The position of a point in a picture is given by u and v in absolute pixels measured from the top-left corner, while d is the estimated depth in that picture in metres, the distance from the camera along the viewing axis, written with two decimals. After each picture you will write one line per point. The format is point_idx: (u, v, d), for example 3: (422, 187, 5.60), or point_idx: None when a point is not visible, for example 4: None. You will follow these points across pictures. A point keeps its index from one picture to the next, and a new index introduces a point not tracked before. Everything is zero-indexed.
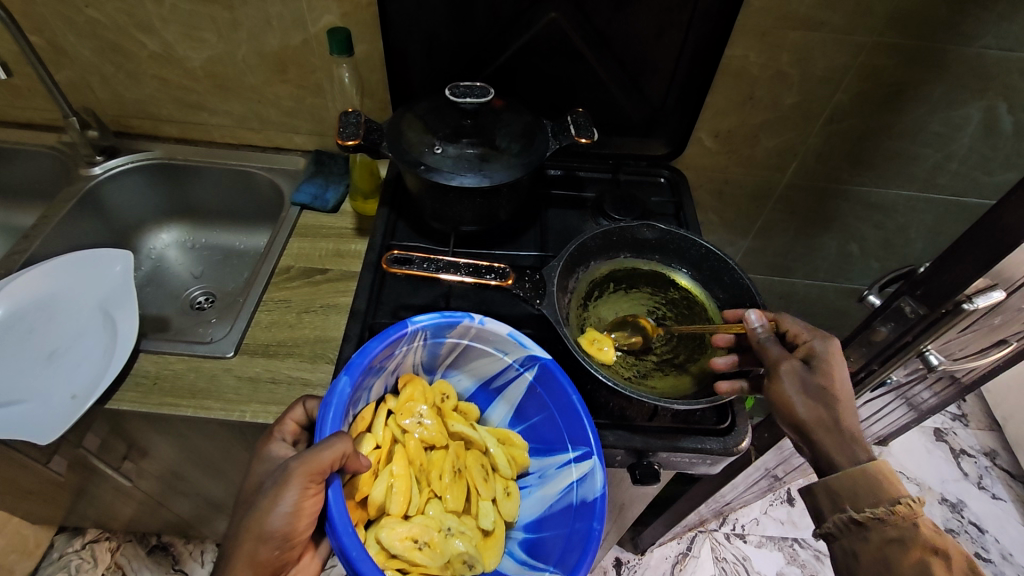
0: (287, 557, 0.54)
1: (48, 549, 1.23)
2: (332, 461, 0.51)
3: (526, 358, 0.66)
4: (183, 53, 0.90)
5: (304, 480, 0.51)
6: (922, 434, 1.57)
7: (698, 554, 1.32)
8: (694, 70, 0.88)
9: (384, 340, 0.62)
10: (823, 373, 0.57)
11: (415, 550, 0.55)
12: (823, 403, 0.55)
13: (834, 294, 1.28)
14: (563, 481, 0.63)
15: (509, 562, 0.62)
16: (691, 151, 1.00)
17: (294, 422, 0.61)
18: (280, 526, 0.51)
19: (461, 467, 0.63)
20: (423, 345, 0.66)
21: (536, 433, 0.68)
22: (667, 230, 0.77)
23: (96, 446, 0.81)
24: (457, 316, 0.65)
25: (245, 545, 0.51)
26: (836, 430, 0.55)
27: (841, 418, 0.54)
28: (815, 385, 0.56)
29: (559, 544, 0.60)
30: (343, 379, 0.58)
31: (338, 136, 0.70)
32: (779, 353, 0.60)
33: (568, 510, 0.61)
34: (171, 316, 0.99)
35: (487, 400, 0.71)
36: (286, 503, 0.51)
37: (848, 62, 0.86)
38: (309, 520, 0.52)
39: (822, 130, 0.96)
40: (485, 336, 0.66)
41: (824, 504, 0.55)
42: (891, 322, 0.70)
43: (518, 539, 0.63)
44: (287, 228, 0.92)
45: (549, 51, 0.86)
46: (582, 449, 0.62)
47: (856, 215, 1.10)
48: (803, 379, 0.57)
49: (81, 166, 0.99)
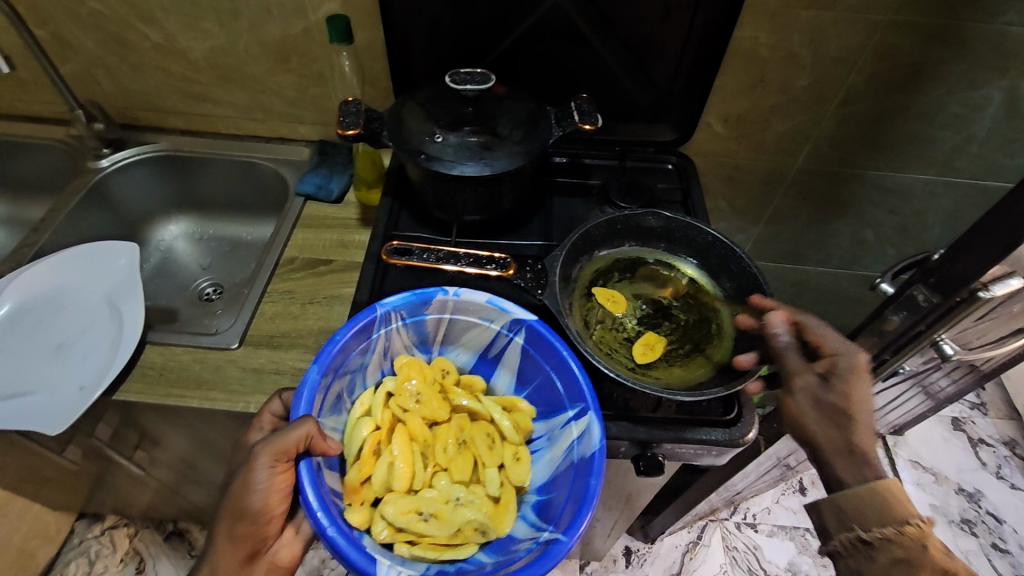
0: (266, 533, 0.54)
1: (69, 535, 1.26)
2: (296, 442, 0.52)
3: (512, 323, 0.65)
4: (185, 44, 0.90)
5: (270, 460, 0.51)
6: (939, 422, 1.54)
7: (708, 543, 1.31)
8: (702, 53, 0.85)
9: (355, 326, 0.62)
10: (840, 393, 0.55)
11: (419, 521, 0.55)
12: (838, 426, 0.54)
13: (849, 282, 1.25)
14: (566, 441, 0.62)
15: (521, 526, 0.60)
16: (699, 136, 0.98)
17: (271, 415, 0.61)
18: (255, 503, 0.52)
19: (466, 438, 0.62)
20: (404, 326, 0.66)
21: (542, 396, 0.66)
22: (672, 217, 0.76)
23: (108, 436, 0.82)
24: (429, 292, 0.65)
25: (224, 519, 0.53)
26: (848, 453, 0.54)
27: (853, 440, 0.54)
28: (829, 406, 0.55)
29: (562, 504, 0.58)
30: (312, 370, 0.58)
31: (338, 126, 0.70)
32: (799, 365, 0.58)
33: (571, 470, 0.60)
34: (179, 308, 1.00)
35: (489, 370, 0.70)
36: (258, 481, 0.52)
37: (863, 41, 0.83)
38: (281, 496, 0.54)
39: (835, 113, 0.93)
40: (465, 308, 0.66)
41: (830, 521, 0.54)
42: (904, 311, 0.68)
43: (531, 503, 0.62)
44: (291, 219, 0.92)
45: (553, 35, 0.84)
46: (580, 406, 0.62)
47: (870, 199, 1.07)
48: (818, 398, 0.56)
49: (89, 159, 1.00)
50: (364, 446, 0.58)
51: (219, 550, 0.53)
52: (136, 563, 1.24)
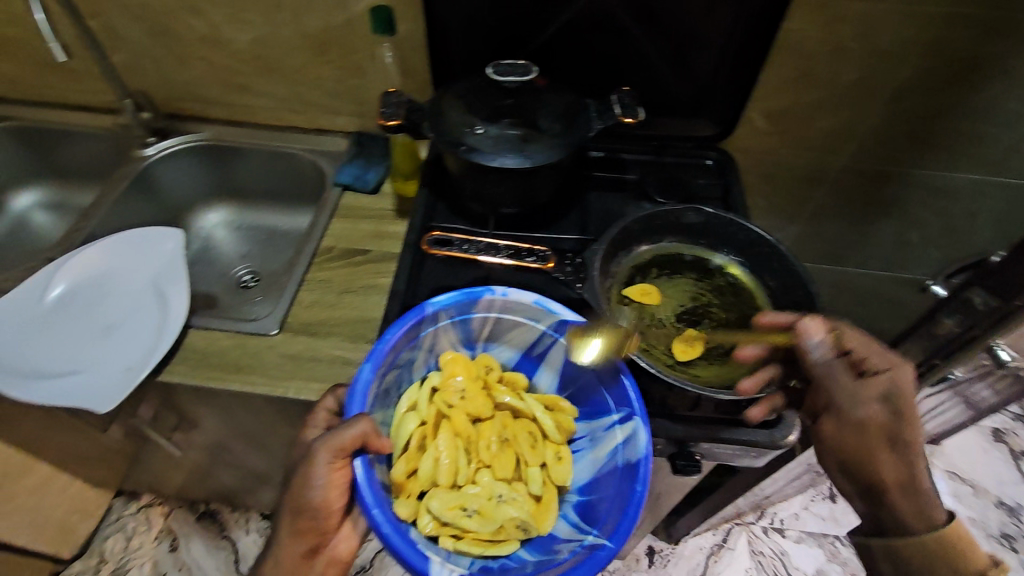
0: (326, 528, 0.56)
1: (107, 511, 1.31)
2: (352, 440, 0.52)
3: (558, 324, 0.65)
4: (230, 35, 0.92)
5: (329, 457, 0.52)
6: (979, 433, 1.48)
7: (733, 546, 1.29)
8: (747, 45, 0.83)
9: (404, 326, 0.62)
10: (907, 423, 0.56)
11: (464, 517, 0.56)
12: (902, 458, 0.55)
13: (890, 285, 1.21)
14: (610, 444, 0.62)
15: (562, 525, 0.60)
16: (740, 132, 0.96)
17: (325, 410, 0.62)
18: (315, 498, 0.53)
19: (509, 436, 0.62)
20: (452, 323, 0.66)
21: (585, 396, 0.66)
22: (714, 213, 0.74)
23: (149, 416, 0.85)
24: (478, 290, 0.65)
25: (286, 513, 0.55)
26: (910, 491, 0.56)
27: (915, 476, 0.55)
28: (899, 438, 0.55)
29: (606, 506, 0.58)
30: (366, 368, 0.59)
31: (380, 116, 0.72)
32: (851, 389, 0.57)
33: (615, 473, 0.60)
34: (219, 294, 1.02)
35: (532, 367, 0.69)
36: (317, 477, 0.52)
37: (917, 35, 0.80)
38: (340, 492, 0.54)
39: (884, 109, 0.90)
40: (512, 307, 0.65)
41: (884, 565, 0.57)
42: (957, 314, 0.66)
43: (572, 503, 0.62)
44: (328, 209, 0.93)
45: (594, 27, 0.83)
46: (625, 411, 0.61)
47: (917, 200, 1.03)
48: (888, 431, 0.56)
49: (135, 147, 1.03)
50: (410, 442, 0.59)
51: (285, 540, 0.55)
52: (170, 541, 1.28)
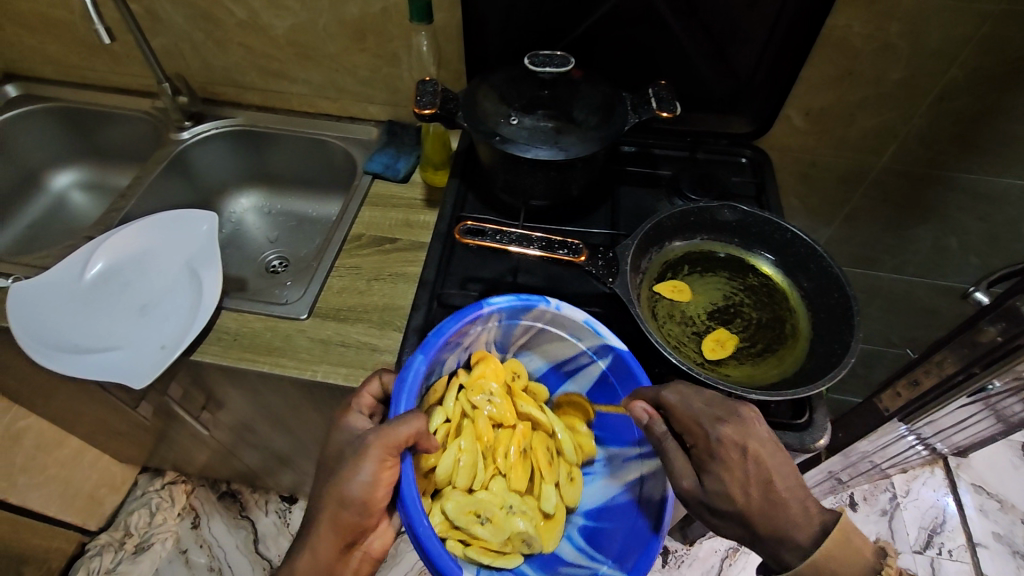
0: (366, 525, 0.55)
1: (133, 486, 1.34)
2: (406, 438, 0.52)
3: (600, 346, 0.64)
4: (268, 21, 0.93)
5: (381, 454, 0.52)
6: (1009, 447, 1.44)
7: (749, 550, 1.28)
8: (789, 40, 0.82)
9: (461, 320, 0.61)
10: (711, 487, 0.50)
11: (477, 525, 0.56)
12: (737, 523, 0.49)
13: (925, 292, 1.17)
14: (629, 475, 0.62)
15: (566, 546, 0.61)
16: (777, 130, 0.94)
17: (370, 396, 0.62)
18: (359, 494, 0.52)
19: (529, 448, 0.63)
20: (498, 325, 0.64)
21: (605, 421, 0.66)
22: (750, 212, 0.73)
23: (178, 394, 0.86)
24: (534, 299, 0.63)
25: (327, 508, 0.53)
26: (764, 544, 0.49)
27: (760, 531, 0.49)
28: (714, 503, 0.50)
29: (620, 537, 0.59)
30: (418, 357, 0.58)
31: (415, 104, 0.71)
32: (674, 463, 0.52)
33: (633, 506, 0.60)
34: (249, 277, 1.04)
35: (557, 381, 0.70)
36: (364, 474, 0.52)
37: (969, 33, 0.78)
38: (386, 490, 0.53)
39: (929, 110, 0.87)
40: (561, 321, 0.64)
41: None
42: (1001, 323, 0.64)
43: (577, 525, 0.63)
44: (359, 196, 0.93)
45: (633, 19, 0.82)
46: (648, 446, 0.60)
47: (959, 205, 1.00)
48: (704, 499, 0.51)
49: (171, 130, 1.04)
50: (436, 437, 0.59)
51: (322, 537, 0.54)
52: (192, 518, 1.31)
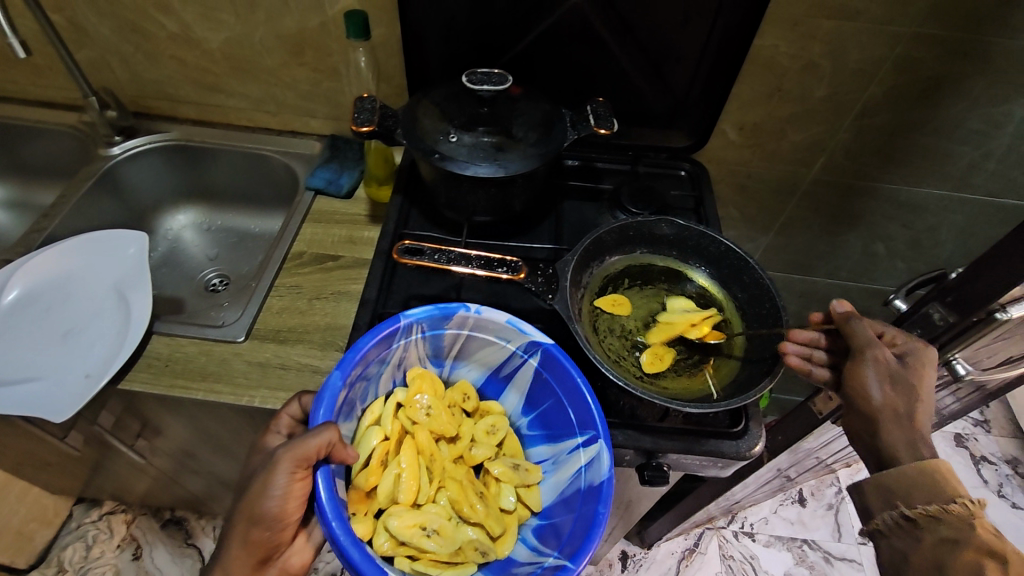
0: (279, 540, 0.54)
1: (67, 518, 1.26)
2: (317, 449, 0.51)
3: (528, 344, 0.64)
4: (201, 34, 0.90)
5: (291, 466, 0.51)
6: (942, 438, 1.53)
7: (704, 551, 1.31)
8: (720, 60, 0.85)
9: (377, 336, 0.60)
10: (915, 371, 0.54)
11: (424, 537, 0.54)
12: (904, 398, 0.53)
13: (857, 296, 1.23)
14: (572, 467, 0.62)
15: (521, 549, 0.60)
16: (714, 144, 0.98)
17: (290, 417, 0.61)
18: (272, 509, 0.52)
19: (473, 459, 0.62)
20: (422, 338, 0.64)
21: (547, 420, 0.66)
22: (686, 226, 0.75)
23: (110, 423, 0.82)
24: (452, 307, 0.63)
25: (239, 523, 0.53)
26: (907, 426, 0.53)
27: (917, 416, 0.52)
28: (900, 379, 0.54)
29: (569, 525, 0.58)
30: (334, 375, 0.57)
31: (353, 121, 0.70)
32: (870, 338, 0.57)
33: (577, 494, 0.60)
34: (186, 298, 1.00)
35: (498, 389, 0.69)
36: (276, 487, 0.51)
37: (885, 53, 0.82)
38: (299, 502, 0.53)
39: (853, 125, 0.92)
40: (484, 325, 0.64)
41: (873, 500, 0.53)
42: (916, 329, 0.68)
43: (531, 527, 0.62)
44: (300, 213, 0.91)
45: (571, 37, 0.83)
46: (589, 433, 0.60)
47: (884, 213, 1.05)
48: (889, 371, 0.54)
49: (100, 146, 1.00)
50: (372, 456, 0.58)
51: (232, 557, 0.53)
52: (133, 550, 1.24)
